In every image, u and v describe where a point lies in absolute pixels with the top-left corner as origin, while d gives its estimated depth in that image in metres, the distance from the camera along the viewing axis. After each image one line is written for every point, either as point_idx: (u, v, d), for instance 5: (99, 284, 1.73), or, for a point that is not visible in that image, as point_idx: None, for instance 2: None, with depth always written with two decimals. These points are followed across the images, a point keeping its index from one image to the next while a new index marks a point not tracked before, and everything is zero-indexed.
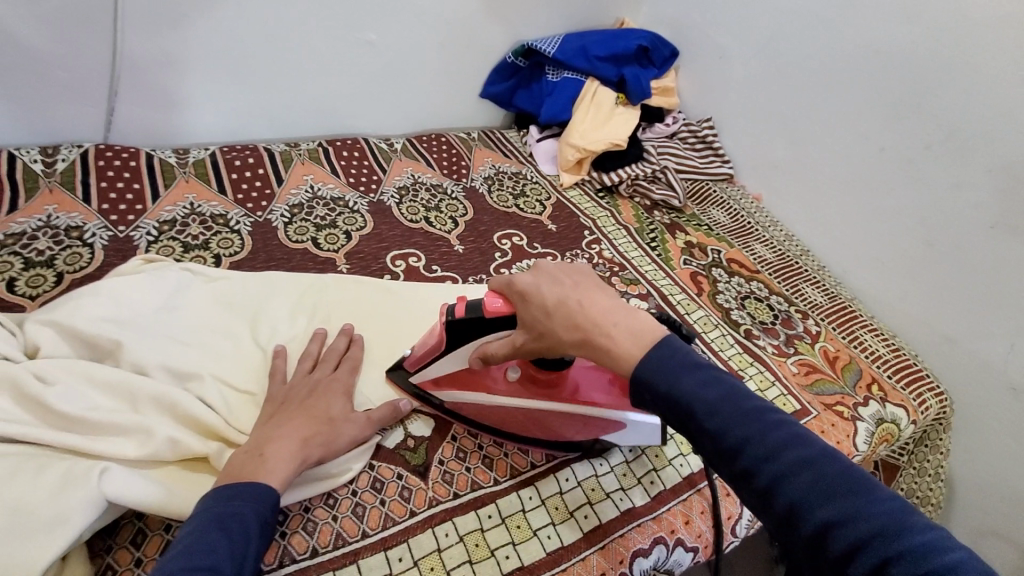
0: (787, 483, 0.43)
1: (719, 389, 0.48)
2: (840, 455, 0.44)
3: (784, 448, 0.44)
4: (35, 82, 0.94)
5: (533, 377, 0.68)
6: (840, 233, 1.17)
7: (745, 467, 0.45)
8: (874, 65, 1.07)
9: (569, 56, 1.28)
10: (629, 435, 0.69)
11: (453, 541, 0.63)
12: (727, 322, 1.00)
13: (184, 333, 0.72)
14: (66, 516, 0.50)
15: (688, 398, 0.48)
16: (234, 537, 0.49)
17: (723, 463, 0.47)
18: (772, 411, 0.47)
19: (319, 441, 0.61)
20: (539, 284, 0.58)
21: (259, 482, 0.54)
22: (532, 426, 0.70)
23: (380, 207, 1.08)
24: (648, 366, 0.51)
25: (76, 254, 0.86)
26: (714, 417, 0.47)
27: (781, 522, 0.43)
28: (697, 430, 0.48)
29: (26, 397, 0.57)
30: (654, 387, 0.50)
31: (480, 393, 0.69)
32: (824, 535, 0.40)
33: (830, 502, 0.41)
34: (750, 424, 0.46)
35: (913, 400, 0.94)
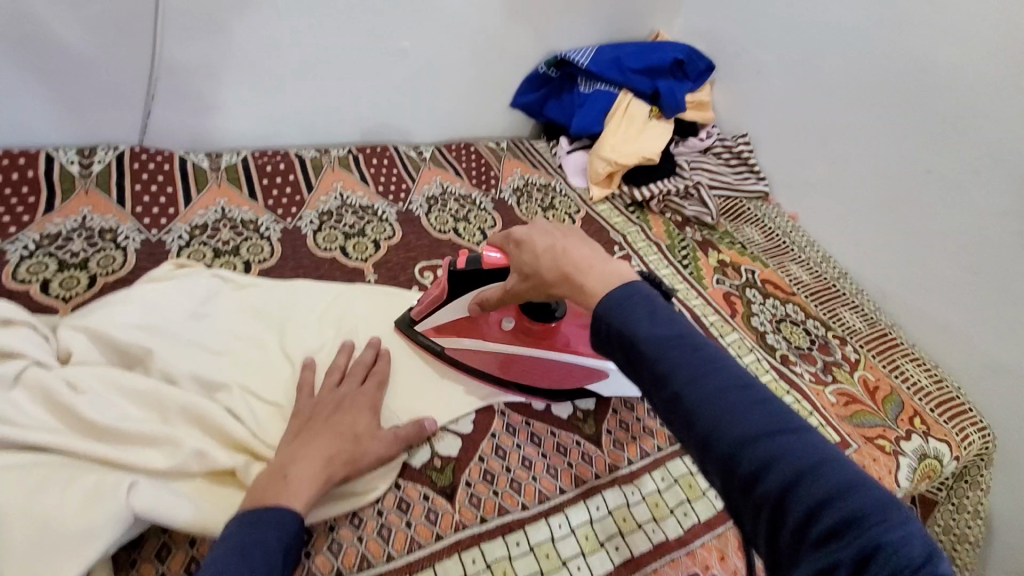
0: (709, 407, 0.41)
1: (658, 317, 0.46)
2: (760, 383, 0.43)
3: (710, 374, 0.42)
4: (75, 85, 0.95)
5: (526, 328, 0.75)
6: (881, 256, 1.13)
7: (672, 392, 0.43)
8: (922, 84, 1.03)
9: (602, 67, 1.26)
10: (612, 385, 0.76)
11: (480, 568, 0.61)
12: (762, 347, 0.96)
13: (213, 341, 0.71)
14: (94, 530, 0.49)
15: (629, 326, 0.46)
16: (254, 567, 0.49)
17: (649, 385, 0.45)
18: (702, 339, 0.45)
19: (343, 459, 0.59)
20: (533, 234, 0.60)
21: (282, 506, 0.54)
22: (525, 373, 0.76)
23: (409, 216, 1.07)
24: (606, 304, 0.49)
25: (110, 257, 0.86)
26: (664, 360, 0.44)
27: (699, 446, 0.42)
28: (632, 356, 0.46)
29: (57, 405, 0.57)
30: (600, 317, 0.48)
31: (478, 340, 0.76)
32: (737, 458, 0.39)
33: (747, 426, 0.40)
34: (681, 351, 0.44)
35: (955, 435, 0.90)
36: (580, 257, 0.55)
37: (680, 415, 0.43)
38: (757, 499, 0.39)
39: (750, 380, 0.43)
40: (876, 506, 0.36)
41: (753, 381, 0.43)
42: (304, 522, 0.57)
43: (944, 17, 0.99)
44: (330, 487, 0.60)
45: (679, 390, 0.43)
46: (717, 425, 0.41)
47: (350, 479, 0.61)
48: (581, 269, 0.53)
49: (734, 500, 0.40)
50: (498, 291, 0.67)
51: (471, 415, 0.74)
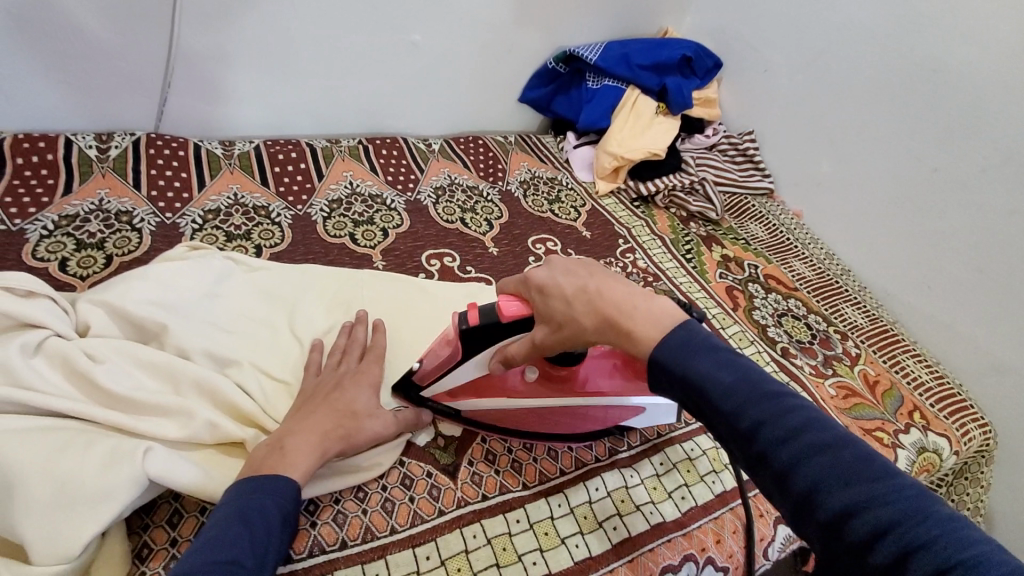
0: (806, 467, 0.42)
1: (738, 373, 0.47)
2: (858, 439, 0.43)
3: (802, 431, 0.43)
4: (94, 71, 0.97)
5: (550, 377, 0.68)
6: (884, 254, 1.14)
7: (762, 450, 0.44)
8: (930, 84, 1.04)
9: (610, 64, 1.28)
10: (647, 418, 0.72)
11: (481, 543, 0.62)
12: (763, 339, 0.98)
13: (225, 319, 0.73)
14: (110, 492, 0.51)
15: (708, 382, 0.47)
16: (254, 530, 0.49)
17: (737, 444, 0.46)
18: (789, 395, 0.46)
19: (339, 433, 0.60)
20: (556, 276, 0.57)
21: (280, 476, 0.54)
22: (556, 422, 0.70)
23: (417, 206, 1.09)
24: (669, 353, 0.50)
25: (125, 238, 0.89)
26: (748, 416, 0.45)
27: (797, 507, 0.42)
28: (715, 415, 0.47)
29: (76, 374, 0.59)
30: (672, 372, 0.49)
31: (498, 396, 0.69)
32: (842, 520, 0.39)
33: (849, 487, 0.40)
34: (769, 408, 0.45)
35: (955, 430, 0.91)
36: (619, 297, 0.53)
37: (777, 477, 0.43)
38: (868, 564, 0.38)
39: (846, 437, 0.43)
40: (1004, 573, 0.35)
41: (849, 438, 0.43)
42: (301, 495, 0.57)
43: (952, 17, 1.00)
44: (326, 463, 0.60)
45: (772, 449, 0.43)
46: (818, 487, 0.41)
47: (346, 455, 0.62)
48: (627, 313, 0.52)
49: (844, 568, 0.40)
50: (525, 344, 0.61)
51: None
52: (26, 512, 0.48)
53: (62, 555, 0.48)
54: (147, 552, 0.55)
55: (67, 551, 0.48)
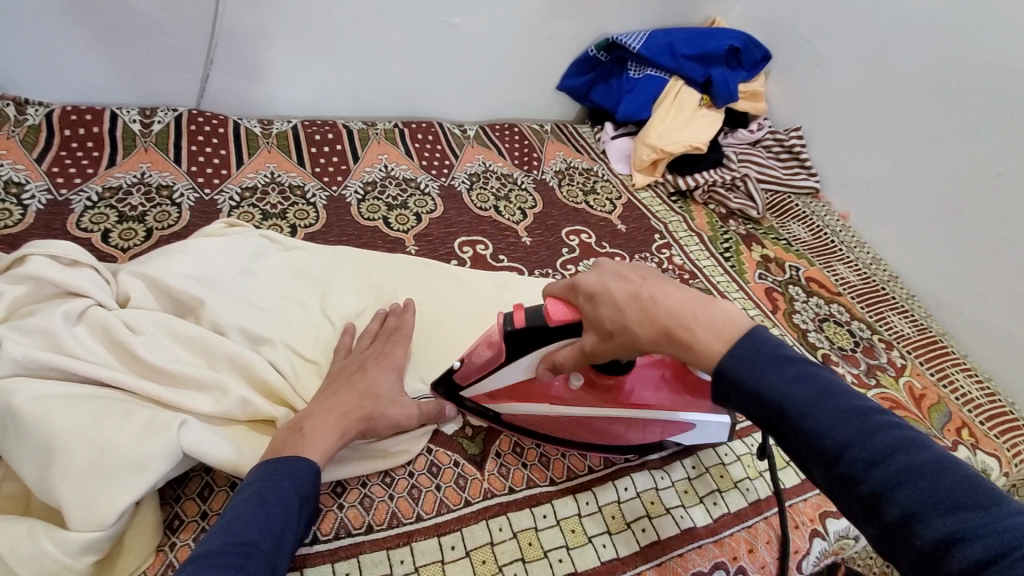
0: (899, 489, 0.37)
1: (818, 388, 0.43)
2: (959, 460, 0.38)
3: (891, 452, 0.38)
4: (140, 44, 0.98)
5: (593, 384, 0.66)
6: (938, 261, 1.08)
7: (848, 474, 0.39)
8: (1000, 83, 0.97)
9: (655, 52, 1.23)
10: (692, 433, 0.69)
11: (507, 536, 0.61)
12: (803, 345, 0.94)
13: (259, 297, 0.73)
14: (146, 463, 0.51)
15: (783, 397, 0.43)
16: (271, 512, 0.49)
17: (816, 464, 0.41)
18: (879, 412, 0.41)
19: (360, 415, 0.59)
20: (605, 282, 0.54)
21: (300, 456, 0.54)
22: (602, 432, 0.68)
23: (450, 191, 1.08)
24: (740, 369, 0.45)
25: (165, 212, 0.90)
26: (828, 434, 0.40)
27: (886, 532, 0.37)
28: (791, 431, 0.42)
29: (115, 343, 0.59)
30: (743, 385, 0.44)
31: (542, 402, 0.67)
32: (942, 549, 0.35)
33: (951, 514, 0.35)
34: (858, 428, 0.40)
35: (1006, 450, 0.86)
36: (674, 304, 0.49)
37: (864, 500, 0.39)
38: None
39: (944, 457, 0.38)
40: None
41: (949, 459, 0.38)
42: (321, 477, 0.57)
43: None
44: (347, 445, 0.60)
45: (858, 470, 0.39)
46: (914, 512, 0.36)
47: (368, 436, 0.62)
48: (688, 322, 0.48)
49: None
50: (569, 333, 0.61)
51: None
52: (64, 478, 0.49)
53: (97, 523, 0.49)
54: (178, 524, 0.55)
55: (103, 520, 0.49)
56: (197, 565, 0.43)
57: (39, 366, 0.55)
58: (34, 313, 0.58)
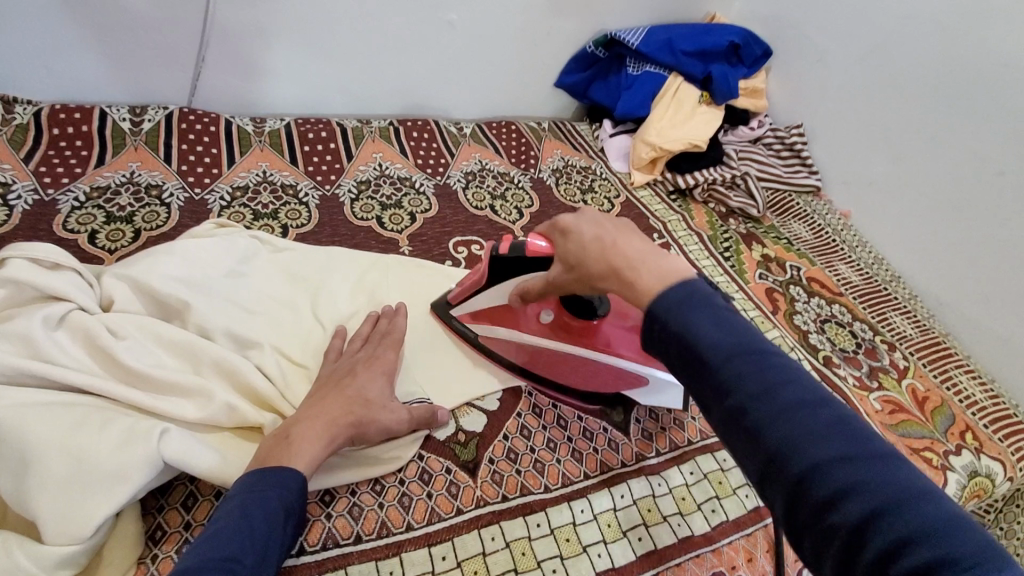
0: (780, 423, 0.37)
1: (728, 327, 0.42)
2: (843, 404, 0.38)
3: (781, 389, 0.38)
4: (129, 42, 0.96)
5: (564, 322, 0.69)
6: (942, 260, 1.06)
7: (737, 405, 0.39)
8: (1004, 79, 0.95)
9: (653, 48, 1.21)
10: (652, 393, 0.70)
11: (499, 546, 0.60)
12: (804, 346, 0.92)
13: (248, 299, 0.71)
14: (125, 472, 0.50)
15: (694, 333, 0.42)
16: (254, 526, 0.47)
17: (712, 399, 0.41)
18: (777, 353, 0.41)
19: (349, 421, 0.58)
20: (581, 222, 0.54)
21: (285, 466, 0.52)
22: (559, 367, 0.71)
23: (446, 190, 1.06)
24: (667, 305, 0.44)
25: (154, 212, 0.88)
26: (728, 368, 0.40)
27: (763, 464, 0.38)
28: (694, 365, 0.42)
29: (97, 348, 0.58)
30: (658, 318, 0.44)
31: (513, 330, 0.71)
32: (806, 480, 0.35)
33: (824, 445, 0.35)
34: (750, 363, 0.40)
35: (1011, 454, 0.84)
36: (634, 252, 0.49)
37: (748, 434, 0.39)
38: (828, 527, 0.34)
39: (828, 398, 0.38)
40: (976, 551, 0.30)
41: (832, 401, 0.38)
42: (308, 486, 0.56)
43: None
44: (335, 452, 0.59)
45: (747, 404, 0.39)
46: (789, 444, 0.36)
47: (357, 442, 0.60)
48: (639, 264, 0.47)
49: (800, 529, 0.36)
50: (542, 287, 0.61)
51: (497, 393, 0.73)
52: (39, 490, 0.48)
53: (74, 535, 0.47)
54: (160, 535, 0.54)
55: (79, 532, 0.47)
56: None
57: (18, 373, 0.53)
58: (13, 318, 0.56)
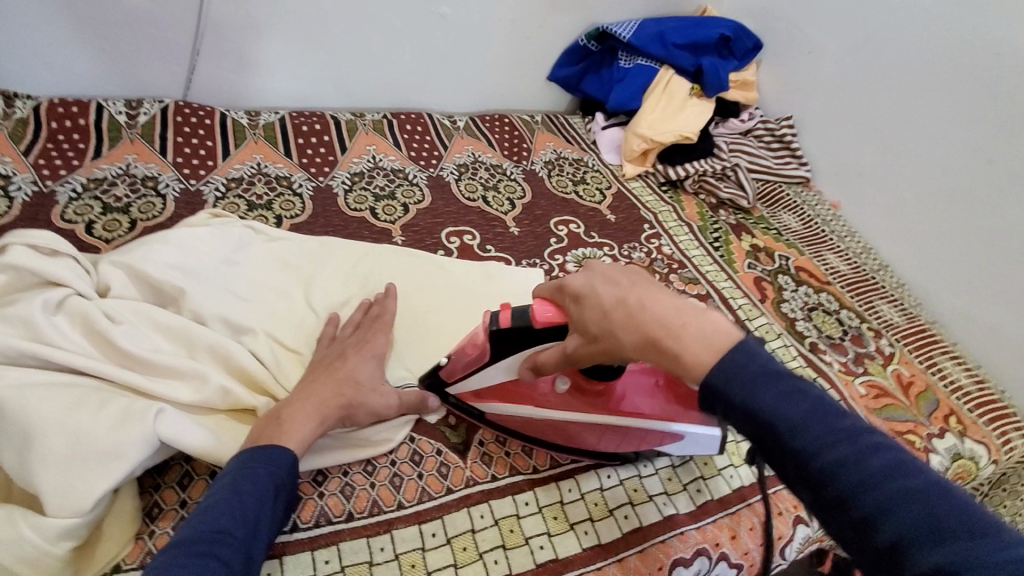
0: (893, 516, 0.37)
1: (808, 406, 0.42)
2: (953, 488, 0.38)
3: (886, 478, 0.38)
4: (125, 36, 0.98)
5: (582, 390, 0.65)
6: (930, 249, 1.07)
7: (841, 497, 0.39)
8: (991, 69, 0.96)
9: (645, 41, 1.22)
10: (681, 445, 0.67)
11: (488, 523, 0.61)
12: (791, 333, 0.94)
13: (242, 287, 0.73)
14: (123, 450, 0.51)
15: (773, 416, 0.42)
16: (244, 501, 0.48)
17: (808, 486, 0.41)
18: (872, 434, 0.41)
19: (339, 403, 0.59)
20: (594, 284, 0.52)
21: (276, 445, 0.54)
22: (586, 437, 0.66)
23: (439, 181, 1.07)
24: (729, 381, 0.44)
25: (150, 203, 0.89)
26: (822, 458, 0.40)
27: (879, 558, 0.38)
28: (781, 451, 0.42)
29: (95, 332, 0.59)
30: (728, 397, 0.44)
31: (527, 404, 0.66)
32: None
33: (945, 542, 0.35)
34: (850, 450, 0.40)
35: (995, 438, 0.85)
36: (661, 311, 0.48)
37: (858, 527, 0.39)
38: None
39: (939, 483, 0.38)
40: None
41: (943, 485, 0.38)
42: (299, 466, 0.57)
43: None
44: (327, 433, 0.60)
45: (854, 497, 0.39)
46: (908, 540, 0.36)
47: (348, 424, 0.61)
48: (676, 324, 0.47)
49: None
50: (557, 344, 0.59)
51: None
52: (40, 466, 0.49)
53: (74, 509, 0.49)
54: (157, 512, 0.55)
55: (80, 506, 0.49)
56: (170, 554, 0.44)
57: (19, 354, 0.54)
58: (13, 302, 0.57)
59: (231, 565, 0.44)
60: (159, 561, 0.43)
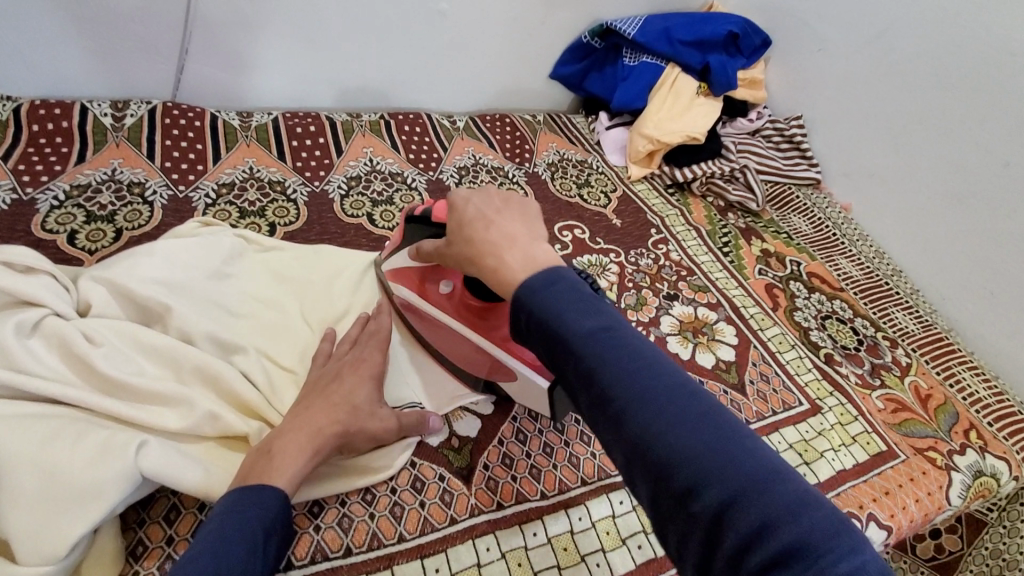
0: (640, 410, 0.36)
1: (589, 307, 0.41)
2: (697, 385, 0.38)
3: (641, 375, 0.37)
4: (109, 34, 0.93)
5: (465, 302, 0.65)
6: (945, 254, 1.04)
7: (600, 394, 0.38)
8: (1010, 69, 0.92)
9: (650, 39, 1.18)
10: (525, 391, 0.65)
11: (494, 556, 0.58)
12: (805, 344, 0.91)
13: (233, 302, 0.69)
14: (101, 488, 0.48)
15: (555, 318, 0.41)
16: (230, 546, 0.45)
17: (577, 387, 0.40)
18: (635, 336, 0.40)
19: (334, 432, 0.56)
20: (470, 197, 0.51)
21: (266, 484, 0.50)
22: (453, 344, 0.67)
23: (438, 185, 1.03)
24: (528, 289, 0.42)
25: (136, 211, 0.85)
26: (586, 355, 0.39)
27: (627, 454, 0.37)
28: (560, 354, 0.40)
29: (73, 356, 0.56)
30: (525, 306, 0.42)
31: (417, 296, 0.68)
32: (668, 468, 0.34)
33: (681, 431, 0.35)
34: (614, 350, 0.39)
35: (1016, 454, 0.82)
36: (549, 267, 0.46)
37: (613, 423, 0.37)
38: (691, 514, 0.33)
39: (685, 380, 0.38)
40: (830, 533, 0.31)
41: (688, 382, 0.38)
42: (293, 501, 0.54)
43: None
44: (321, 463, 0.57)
45: (610, 391, 0.37)
46: (648, 433, 0.35)
47: (342, 451, 0.58)
48: (502, 247, 0.46)
49: (663, 518, 0.35)
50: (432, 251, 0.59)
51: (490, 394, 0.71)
52: (11, 508, 0.45)
53: (49, 555, 0.45)
54: (141, 550, 0.52)
55: (54, 552, 0.45)
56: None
57: None
58: None
59: None
60: None
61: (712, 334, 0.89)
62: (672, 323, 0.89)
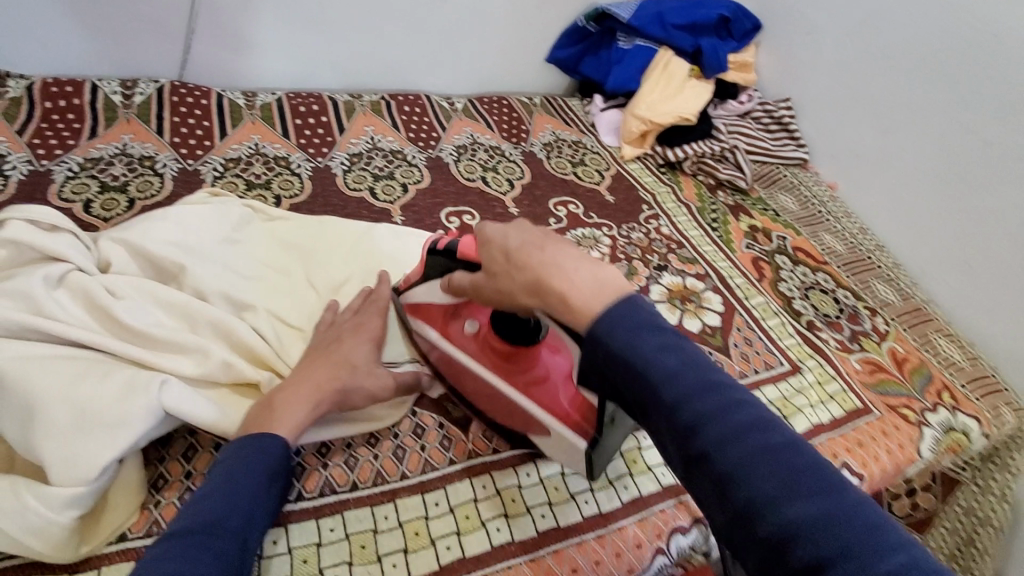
0: (749, 470, 0.37)
1: (680, 357, 0.43)
2: (807, 445, 0.39)
3: (747, 434, 0.39)
4: (120, 14, 0.96)
5: (495, 346, 0.65)
6: (924, 229, 1.08)
7: (704, 452, 0.39)
8: (987, 49, 0.97)
9: (643, 22, 1.22)
10: (549, 444, 0.64)
11: (490, 493, 0.63)
12: (788, 312, 0.95)
13: (243, 265, 0.73)
14: (127, 421, 0.52)
15: (646, 364, 0.42)
16: (235, 490, 0.49)
17: (675, 441, 0.41)
18: (735, 388, 0.42)
19: (332, 387, 0.60)
20: (508, 231, 0.52)
21: (268, 432, 0.54)
22: (475, 389, 0.67)
23: (437, 162, 1.07)
24: (610, 331, 0.44)
25: (148, 182, 0.89)
26: (685, 408, 0.41)
27: (735, 518, 0.38)
28: (654, 404, 0.42)
29: (97, 307, 0.59)
30: (611, 350, 0.44)
31: (440, 335, 0.68)
32: (785, 538, 0.35)
33: (795, 498, 0.36)
34: (716, 405, 0.40)
35: (987, 412, 0.87)
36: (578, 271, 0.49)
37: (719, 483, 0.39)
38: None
39: (793, 440, 0.39)
40: None
41: (796, 441, 0.39)
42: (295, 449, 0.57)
43: None
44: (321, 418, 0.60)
45: (714, 449, 0.39)
46: (760, 498, 0.37)
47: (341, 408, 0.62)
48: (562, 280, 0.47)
49: None
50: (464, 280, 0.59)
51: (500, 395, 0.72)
52: (47, 437, 0.50)
53: (80, 479, 0.49)
54: (162, 483, 0.56)
55: (86, 476, 0.49)
56: (168, 544, 0.44)
57: (22, 327, 0.55)
58: (14, 277, 0.58)
59: (225, 555, 0.44)
60: (158, 550, 0.44)
61: (700, 302, 0.93)
62: (661, 291, 0.93)
